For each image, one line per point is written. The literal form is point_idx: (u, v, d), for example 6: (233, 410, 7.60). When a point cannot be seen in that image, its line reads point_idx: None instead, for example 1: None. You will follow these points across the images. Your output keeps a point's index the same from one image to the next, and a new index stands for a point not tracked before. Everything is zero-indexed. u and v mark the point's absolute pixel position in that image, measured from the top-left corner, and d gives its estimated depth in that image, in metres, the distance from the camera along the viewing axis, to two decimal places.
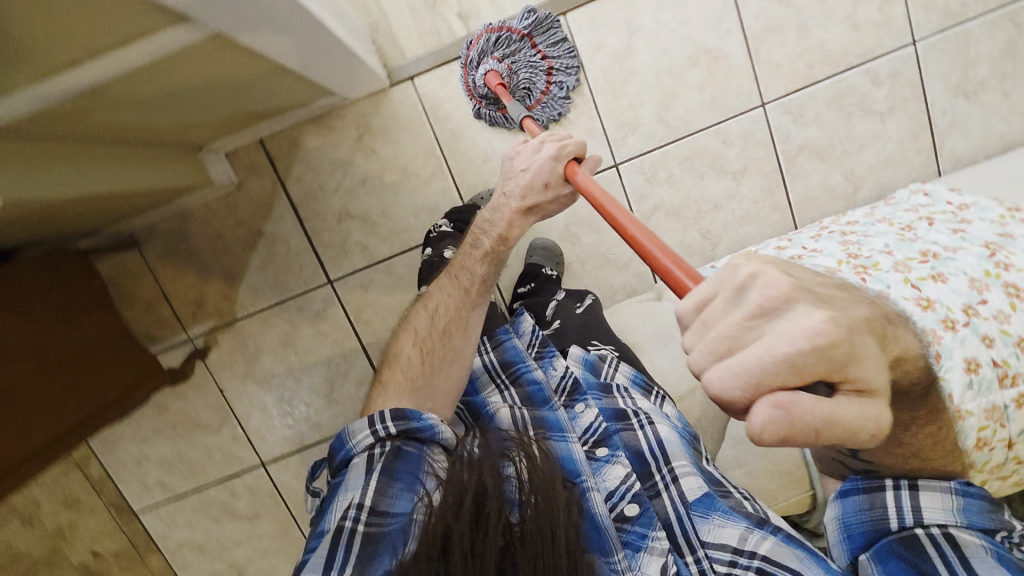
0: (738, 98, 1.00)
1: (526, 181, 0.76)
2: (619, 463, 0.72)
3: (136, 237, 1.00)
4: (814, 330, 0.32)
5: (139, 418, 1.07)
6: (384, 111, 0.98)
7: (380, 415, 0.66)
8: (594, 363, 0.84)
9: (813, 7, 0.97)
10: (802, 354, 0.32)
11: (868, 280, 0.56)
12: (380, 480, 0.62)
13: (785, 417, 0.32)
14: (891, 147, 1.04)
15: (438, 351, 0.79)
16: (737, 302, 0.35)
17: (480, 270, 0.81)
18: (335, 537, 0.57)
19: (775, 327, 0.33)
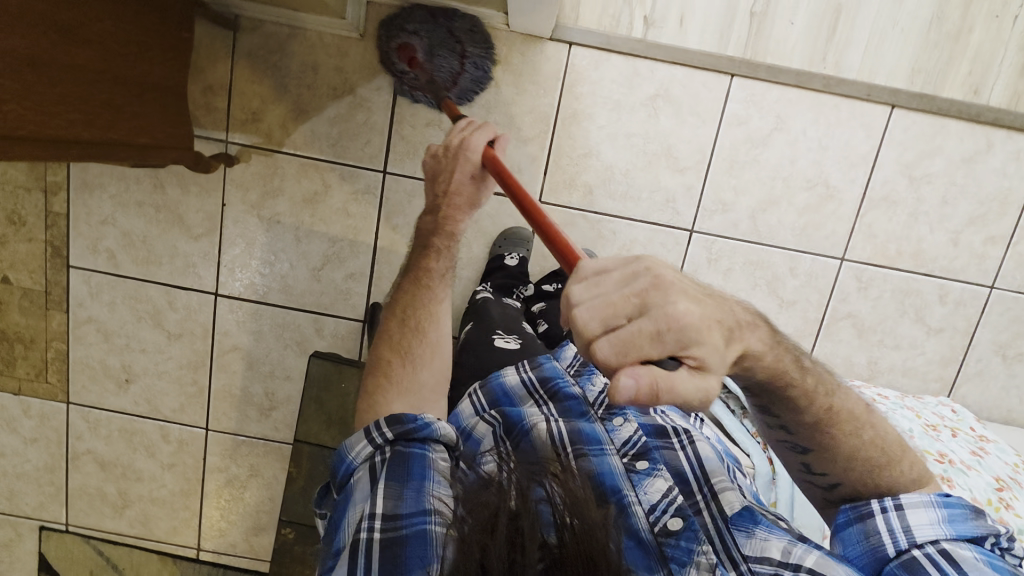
0: (826, 240, 1.02)
1: (455, 182, 0.77)
2: (661, 475, 0.63)
3: (238, 24, 0.95)
4: (671, 317, 0.41)
5: (129, 183, 1.01)
6: (529, 56, 0.96)
7: (377, 424, 0.64)
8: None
9: (932, 205, 1.01)
10: (658, 329, 0.41)
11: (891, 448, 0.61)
12: (388, 485, 0.58)
13: (635, 380, 0.39)
14: (920, 361, 1.07)
15: (416, 349, 0.78)
16: (623, 286, 0.42)
17: (443, 263, 0.82)
18: (352, 553, 0.54)
19: (627, 317, 0.41)
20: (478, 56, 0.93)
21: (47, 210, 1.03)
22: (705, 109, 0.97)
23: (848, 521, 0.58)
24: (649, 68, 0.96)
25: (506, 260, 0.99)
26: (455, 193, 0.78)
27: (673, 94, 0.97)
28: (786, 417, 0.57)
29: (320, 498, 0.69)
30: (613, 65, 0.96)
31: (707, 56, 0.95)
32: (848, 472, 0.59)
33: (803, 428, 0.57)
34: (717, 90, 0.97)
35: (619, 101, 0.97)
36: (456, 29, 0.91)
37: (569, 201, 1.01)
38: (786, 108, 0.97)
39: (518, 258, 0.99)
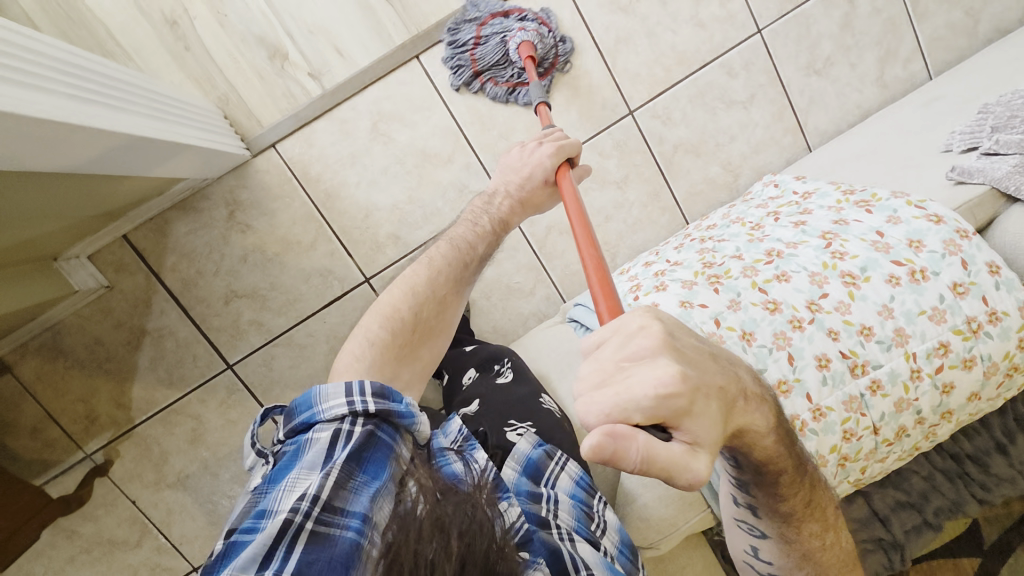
0: (605, 109, 1.01)
1: (531, 174, 0.82)
2: (542, 570, 0.54)
3: (7, 362, 0.92)
4: (664, 382, 0.33)
5: (48, 551, 0.99)
6: (251, 183, 0.94)
7: (363, 387, 0.65)
8: (538, 461, 0.71)
9: (659, 13, 1.00)
10: (646, 402, 0.33)
11: (722, 289, 0.57)
12: (345, 467, 0.59)
13: (610, 438, 0.31)
14: (762, 132, 1.07)
15: (429, 321, 0.77)
16: (619, 344, 0.36)
17: (484, 247, 0.82)
18: (278, 528, 0.52)
19: (641, 367, 0.34)
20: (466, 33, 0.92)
21: None
22: (422, 100, 0.96)
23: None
24: (348, 109, 0.94)
25: None
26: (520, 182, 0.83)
27: (387, 112, 0.95)
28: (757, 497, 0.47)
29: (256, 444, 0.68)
30: (320, 132, 0.94)
31: (383, 60, 0.93)
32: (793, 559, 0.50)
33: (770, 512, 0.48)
34: (416, 78, 0.95)
35: (352, 153, 0.95)
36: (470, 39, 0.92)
37: (389, 259, 1.00)
38: None
39: None
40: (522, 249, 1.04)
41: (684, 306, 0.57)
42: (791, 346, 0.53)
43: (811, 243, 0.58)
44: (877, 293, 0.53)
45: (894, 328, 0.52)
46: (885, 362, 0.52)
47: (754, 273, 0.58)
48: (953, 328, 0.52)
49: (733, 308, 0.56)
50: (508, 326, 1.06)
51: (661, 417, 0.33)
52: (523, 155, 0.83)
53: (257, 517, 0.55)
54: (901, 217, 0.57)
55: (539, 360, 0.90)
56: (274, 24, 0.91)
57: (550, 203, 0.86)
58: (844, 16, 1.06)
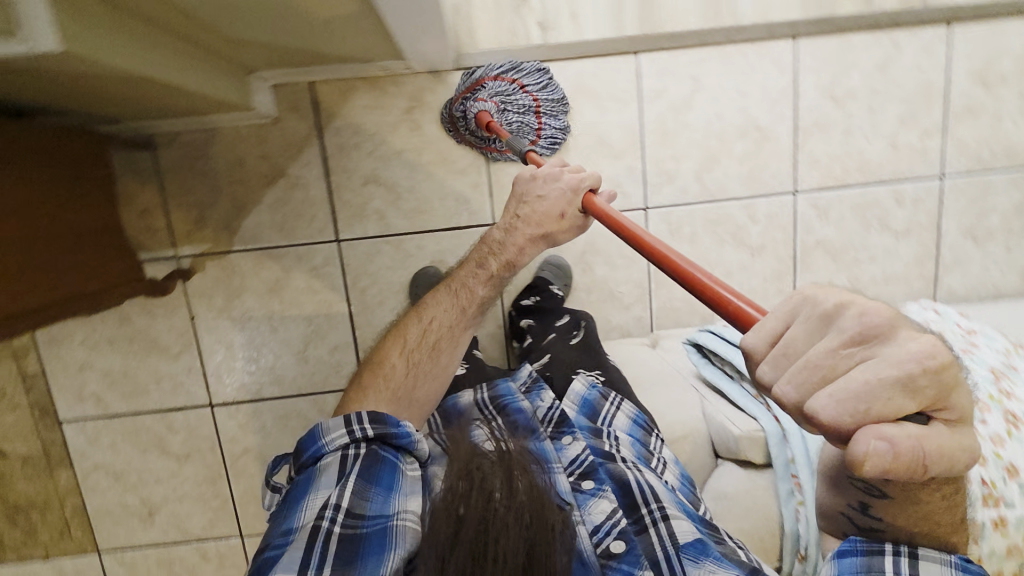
0: (774, 178, 1.04)
1: (545, 207, 0.77)
2: (605, 497, 0.68)
3: (155, 141, 0.95)
4: (921, 358, 0.35)
5: (95, 324, 1.01)
6: (441, 90, 0.97)
7: (361, 417, 0.71)
8: (594, 401, 0.82)
9: (862, 118, 1.03)
10: (905, 377, 0.35)
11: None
12: (358, 482, 0.67)
13: (888, 447, 0.34)
14: (898, 266, 1.09)
15: (424, 365, 0.80)
16: (827, 331, 0.36)
17: (483, 292, 0.81)
18: (311, 535, 0.60)
19: (879, 356, 0.35)
20: (519, 95, 0.95)
21: (21, 374, 1.02)
22: (622, 92, 0.99)
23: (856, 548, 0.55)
24: (556, 69, 0.97)
25: None
26: (530, 223, 0.78)
27: (587, 87, 0.98)
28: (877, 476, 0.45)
29: (269, 478, 0.75)
30: (522, 76, 0.97)
31: (609, 41, 0.97)
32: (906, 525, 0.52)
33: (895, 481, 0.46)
34: (628, 71, 0.98)
35: (539, 107, 0.98)
36: (530, 87, 0.95)
37: None
38: (698, 65, 0.99)
39: None
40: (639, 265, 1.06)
41: None
42: None
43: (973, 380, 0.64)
44: None
45: None
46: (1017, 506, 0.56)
47: None
48: None
49: None
50: None
51: (924, 401, 0.36)
52: (526, 188, 0.79)
53: (285, 531, 0.62)
54: None
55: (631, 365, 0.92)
56: None
57: (570, 232, 0.78)
58: (1021, 200, 1.08)
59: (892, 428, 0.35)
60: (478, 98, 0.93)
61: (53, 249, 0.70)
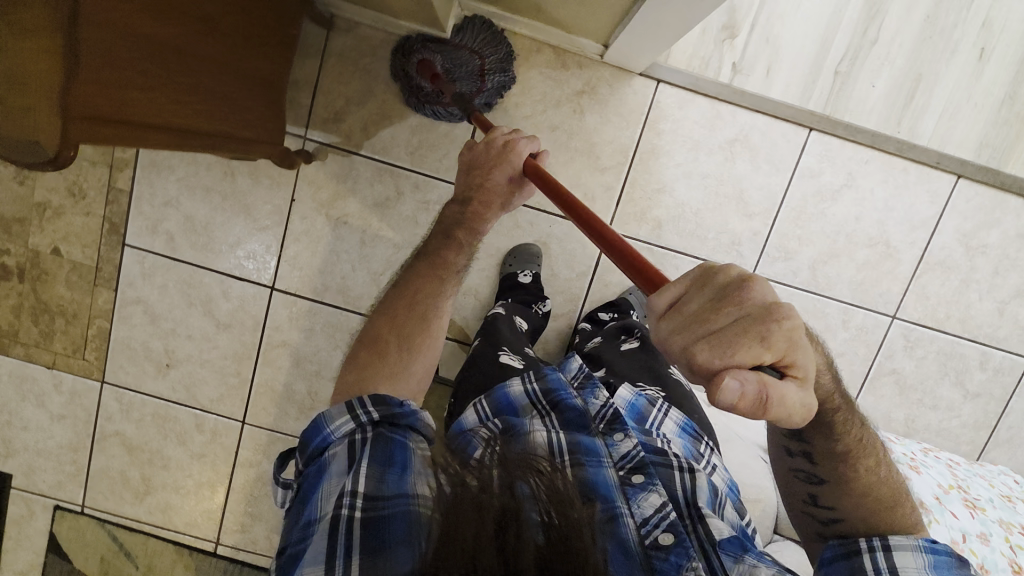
0: (880, 296, 1.05)
1: (494, 176, 0.76)
2: (656, 491, 0.62)
3: (334, 24, 0.95)
4: (775, 317, 0.37)
5: (200, 167, 1.00)
6: (618, 87, 0.97)
7: (361, 403, 0.67)
8: (641, 406, 0.78)
9: (983, 274, 1.04)
10: (762, 329, 0.37)
11: (976, 518, 0.63)
12: (370, 466, 0.61)
13: (740, 385, 0.36)
14: (955, 424, 1.10)
15: (412, 338, 0.76)
16: (703, 290, 0.38)
17: (459, 257, 0.78)
18: (331, 525, 0.56)
19: (743, 311, 0.37)
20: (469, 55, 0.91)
21: (109, 186, 1.01)
22: (780, 159, 0.99)
23: (833, 559, 0.57)
24: (731, 113, 0.98)
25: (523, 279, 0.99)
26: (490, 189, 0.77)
27: (751, 141, 0.99)
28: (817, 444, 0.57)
29: (277, 473, 0.70)
30: (697, 106, 0.97)
31: (790, 108, 0.97)
32: (856, 511, 0.58)
33: (828, 456, 0.57)
34: (794, 142, 0.99)
35: (699, 141, 0.99)
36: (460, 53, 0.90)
37: (637, 233, 1.02)
38: (859, 164, 1.00)
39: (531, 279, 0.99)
40: None
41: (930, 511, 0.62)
42: None
43: None
44: None
45: None
46: None
47: (1010, 530, 0.63)
48: None
49: (981, 543, 0.62)
50: None
51: (779, 353, 0.38)
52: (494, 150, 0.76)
53: (307, 523, 0.59)
54: None
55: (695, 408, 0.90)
56: (751, 11, 0.96)
57: (522, 194, 0.79)
58: None
59: (747, 368, 0.37)
60: (421, 47, 0.89)
61: (232, 78, 0.69)
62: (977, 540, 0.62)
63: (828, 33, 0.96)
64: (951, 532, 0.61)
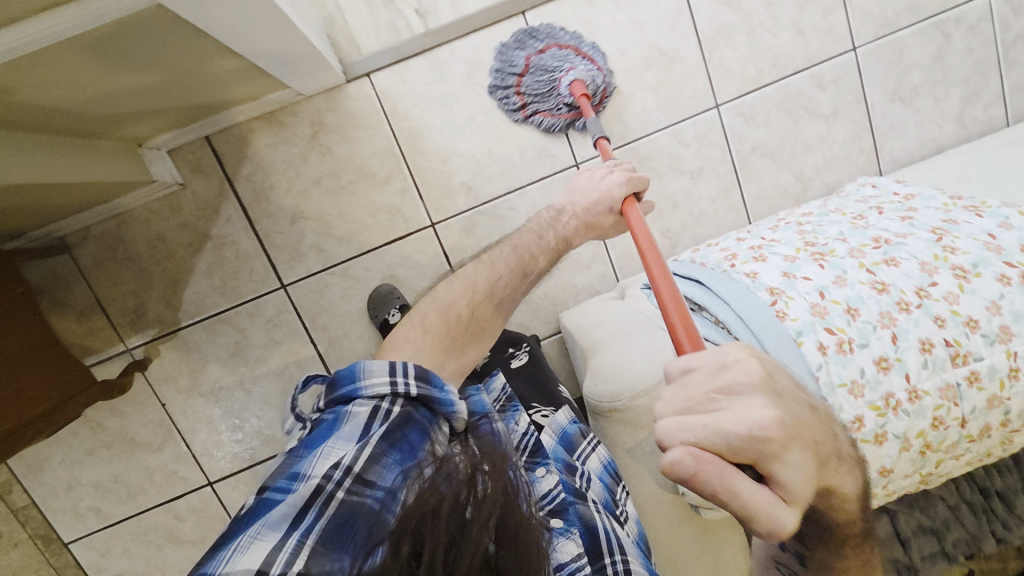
0: (693, 99, 1.02)
1: (597, 202, 0.79)
2: (574, 541, 0.57)
3: (68, 242, 0.92)
4: (755, 425, 0.37)
5: (69, 439, 0.98)
6: (340, 106, 0.94)
7: (405, 369, 0.63)
8: (573, 437, 0.73)
9: (761, 13, 1.01)
10: (734, 436, 0.37)
11: (827, 266, 0.59)
12: (378, 447, 0.58)
13: (692, 462, 0.37)
14: (837, 149, 1.09)
15: (483, 320, 0.72)
16: (711, 373, 0.40)
17: (545, 262, 0.77)
18: (311, 496, 0.52)
19: (735, 401, 0.38)
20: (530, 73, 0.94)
21: (12, 511, 1.00)
22: (520, 56, 0.96)
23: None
24: (447, 53, 0.94)
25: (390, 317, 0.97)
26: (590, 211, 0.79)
27: (483, 62, 0.96)
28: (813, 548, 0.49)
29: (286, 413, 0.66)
30: (415, 69, 0.94)
31: (491, 9, 0.94)
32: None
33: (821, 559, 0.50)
34: (519, 34, 0.96)
35: (442, 95, 0.96)
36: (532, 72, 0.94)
37: (458, 208, 1.00)
38: (586, 8, 0.96)
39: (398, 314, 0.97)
40: None
41: (773, 294, 0.58)
42: (897, 325, 0.54)
43: (915, 235, 0.60)
44: (990, 288, 0.55)
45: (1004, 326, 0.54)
46: (993, 357, 0.53)
47: (863, 255, 0.59)
48: None
49: (839, 286, 0.57)
50: (559, 297, 1.06)
51: (742, 459, 0.37)
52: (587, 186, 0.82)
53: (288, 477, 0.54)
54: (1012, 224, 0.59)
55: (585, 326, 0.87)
56: None
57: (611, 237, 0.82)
58: (937, 49, 1.07)
59: (706, 456, 0.37)
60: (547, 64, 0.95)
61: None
62: (834, 291, 0.57)
63: None
64: (789, 302, 0.57)
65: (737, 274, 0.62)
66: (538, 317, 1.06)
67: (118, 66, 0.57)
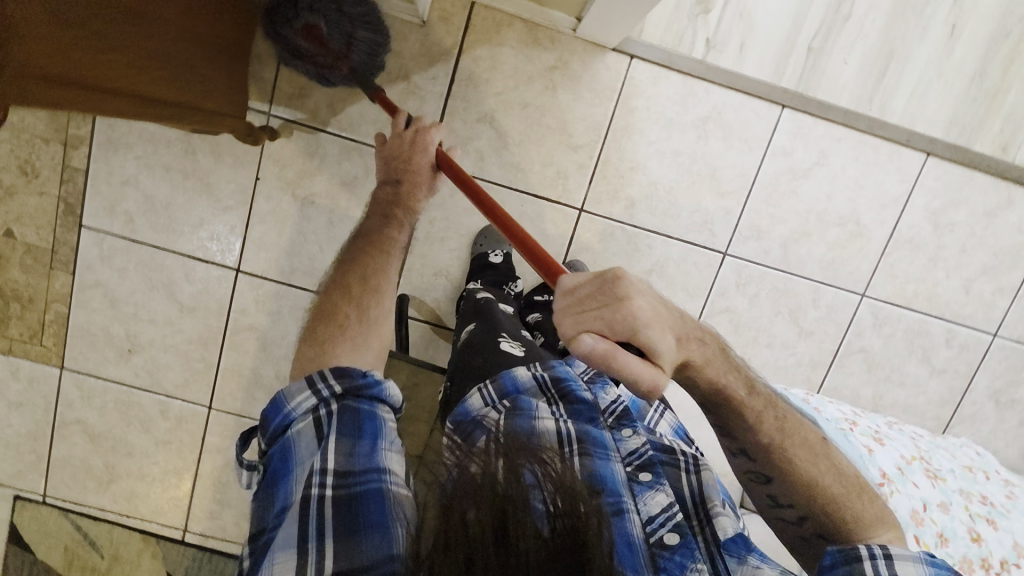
0: (850, 275, 1.06)
1: (415, 161, 0.82)
2: (665, 490, 0.56)
3: None
4: (629, 308, 0.48)
5: (159, 145, 0.96)
6: (591, 63, 0.95)
7: (324, 375, 0.57)
8: (638, 406, 0.72)
9: (951, 252, 1.05)
10: (616, 315, 0.48)
11: (937, 488, 0.68)
12: (339, 442, 0.53)
13: (600, 349, 0.46)
14: (921, 400, 1.12)
15: (370, 306, 0.72)
16: (589, 282, 0.50)
17: (403, 233, 0.81)
18: (302, 508, 0.49)
19: (620, 300, 0.48)
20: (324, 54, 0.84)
21: (63, 164, 0.97)
22: (754, 137, 0.99)
23: (833, 564, 0.51)
24: (704, 90, 0.97)
25: (492, 257, 0.98)
26: (418, 173, 0.82)
27: (724, 118, 0.98)
28: (744, 439, 0.59)
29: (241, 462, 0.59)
30: (670, 83, 0.96)
31: (765, 84, 0.97)
32: (811, 503, 0.59)
33: (779, 475, 0.59)
34: (768, 120, 0.98)
35: (673, 119, 0.98)
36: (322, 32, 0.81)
37: (611, 213, 1.01)
38: (830, 142, 1.00)
39: (501, 257, 0.97)
40: (694, 305, 1.06)
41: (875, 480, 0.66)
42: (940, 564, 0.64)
43: (1001, 524, 0.67)
44: None
45: None
46: None
47: (969, 499, 0.68)
48: None
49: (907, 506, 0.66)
50: None
51: (625, 333, 0.48)
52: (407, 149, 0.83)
53: (278, 510, 0.50)
54: None
55: None
56: None
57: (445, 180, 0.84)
58: None
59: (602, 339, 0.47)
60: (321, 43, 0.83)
61: (179, 56, 0.65)
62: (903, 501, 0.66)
63: (799, 12, 0.97)
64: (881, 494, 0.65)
65: (853, 438, 0.70)
66: None
67: None
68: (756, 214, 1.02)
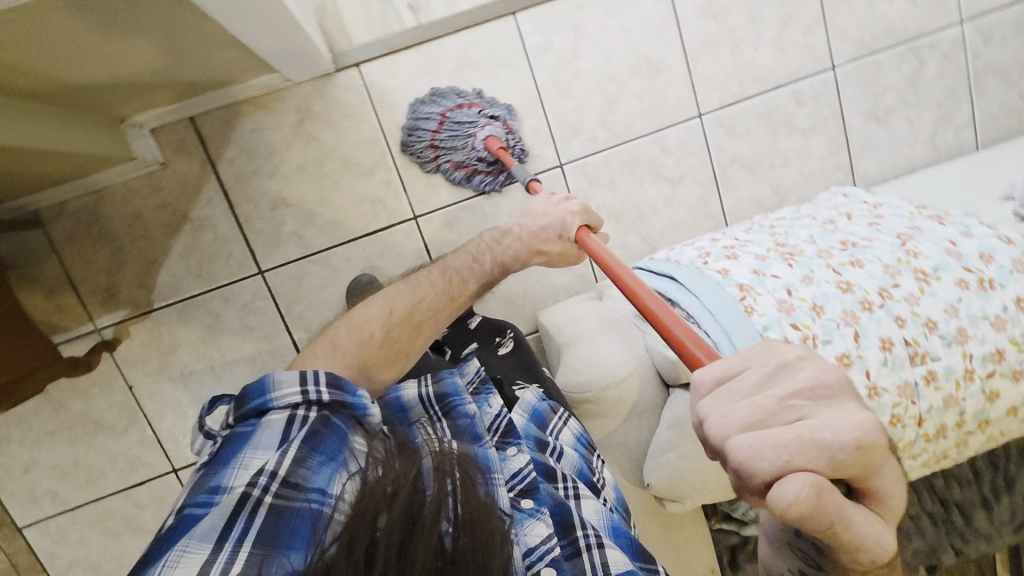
0: (675, 107, 1.05)
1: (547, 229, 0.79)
2: (543, 520, 0.59)
3: (41, 217, 0.90)
4: (860, 431, 0.32)
5: (30, 419, 0.96)
6: (327, 95, 0.94)
7: (316, 377, 0.63)
8: (544, 414, 0.75)
9: (745, 28, 1.04)
10: (839, 444, 0.32)
11: (796, 265, 0.69)
12: (300, 448, 0.58)
13: (812, 495, 0.31)
14: (814, 164, 1.12)
15: (400, 343, 0.72)
16: (773, 378, 0.36)
17: (476, 285, 0.77)
18: (237, 502, 0.52)
19: (820, 404, 0.34)
20: (452, 153, 0.96)
21: None
22: (510, 56, 0.98)
23: None
24: (437, 48, 0.95)
25: None
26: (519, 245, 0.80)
27: (473, 59, 0.97)
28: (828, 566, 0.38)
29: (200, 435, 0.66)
30: (405, 62, 0.95)
31: (483, 6, 0.95)
32: None
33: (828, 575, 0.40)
34: (509, 33, 0.97)
35: (432, 89, 0.97)
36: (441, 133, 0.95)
37: (441, 202, 1.00)
38: (574, 14, 0.98)
39: None
40: None
41: (742, 291, 0.67)
42: (859, 323, 0.63)
43: (870, 258, 0.68)
44: (924, 302, 0.64)
45: (912, 352, 0.63)
46: (891, 380, 0.62)
47: (829, 257, 0.69)
48: (982, 354, 0.63)
49: (775, 299, 0.65)
50: (540, 296, 1.06)
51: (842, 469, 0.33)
52: (532, 216, 0.81)
53: (210, 490, 0.54)
54: (972, 233, 0.69)
55: (553, 327, 0.89)
56: None
57: (560, 259, 0.79)
58: (911, 73, 1.11)
59: (814, 476, 0.32)
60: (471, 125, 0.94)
61: None
62: (772, 294, 0.66)
63: None
64: (753, 300, 0.65)
65: (710, 270, 0.70)
66: (516, 315, 1.06)
67: (121, 39, 0.58)
68: (562, 116, 1.01)
